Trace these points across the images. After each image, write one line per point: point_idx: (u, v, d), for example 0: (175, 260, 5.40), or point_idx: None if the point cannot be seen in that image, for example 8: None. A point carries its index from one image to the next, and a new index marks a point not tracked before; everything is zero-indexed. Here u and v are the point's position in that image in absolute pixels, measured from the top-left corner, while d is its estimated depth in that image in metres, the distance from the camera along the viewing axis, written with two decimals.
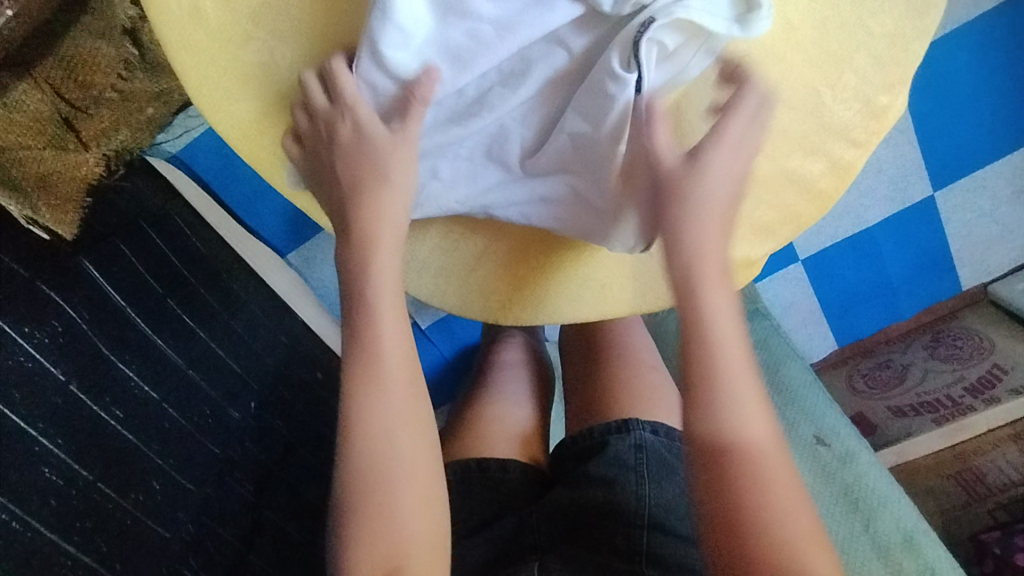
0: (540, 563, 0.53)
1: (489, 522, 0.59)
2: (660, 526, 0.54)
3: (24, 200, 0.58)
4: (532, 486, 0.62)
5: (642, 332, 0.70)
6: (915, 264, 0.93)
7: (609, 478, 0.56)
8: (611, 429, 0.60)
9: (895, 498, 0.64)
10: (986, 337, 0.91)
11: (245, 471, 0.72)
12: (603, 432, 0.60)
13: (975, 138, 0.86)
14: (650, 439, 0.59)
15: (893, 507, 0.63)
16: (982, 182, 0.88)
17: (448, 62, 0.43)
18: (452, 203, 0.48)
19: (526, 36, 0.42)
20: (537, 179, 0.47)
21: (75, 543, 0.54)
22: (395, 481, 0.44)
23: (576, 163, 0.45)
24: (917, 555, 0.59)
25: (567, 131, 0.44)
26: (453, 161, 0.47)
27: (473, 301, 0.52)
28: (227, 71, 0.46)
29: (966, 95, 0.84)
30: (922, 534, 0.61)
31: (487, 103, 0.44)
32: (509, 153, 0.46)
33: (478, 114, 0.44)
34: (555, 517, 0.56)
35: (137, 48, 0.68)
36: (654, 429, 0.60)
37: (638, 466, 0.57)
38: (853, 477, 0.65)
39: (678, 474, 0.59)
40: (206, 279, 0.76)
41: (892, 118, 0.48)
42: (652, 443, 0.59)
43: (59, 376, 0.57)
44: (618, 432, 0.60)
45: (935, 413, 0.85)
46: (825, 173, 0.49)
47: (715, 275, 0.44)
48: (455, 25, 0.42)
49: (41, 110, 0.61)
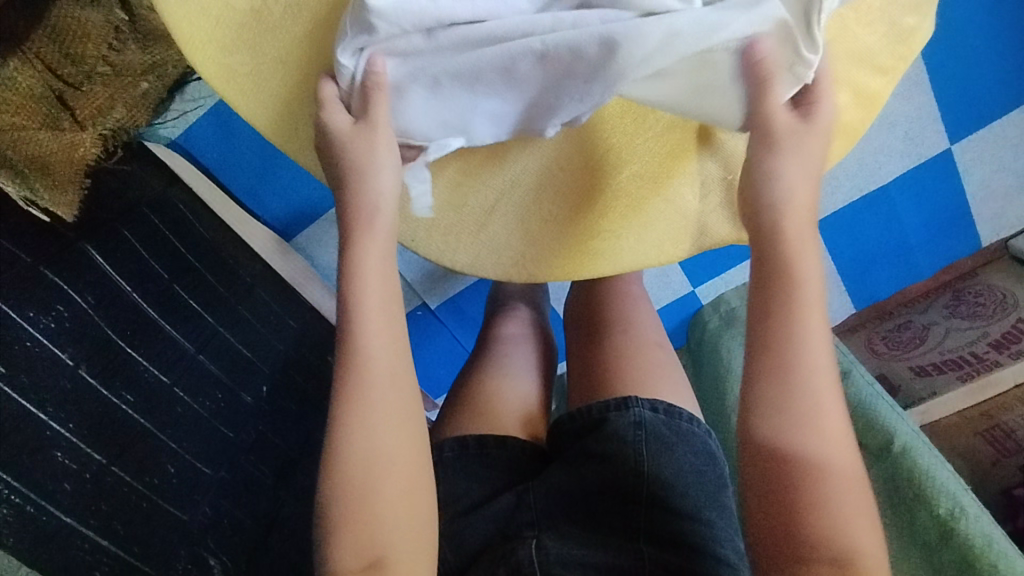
0: (538, 541, 0.52)
1: (485, 502, 0.56)
2: (661, 504, 0.53)
3: (23, 182, 0.57)
4: (530, 463, 0.60)
5: (648, 308, 0.68)
6: (932, 222, 0.90)
7: (608, 454, 0.55)
8: (609, 406, 0.58)
9: (939, 474, 0.60)
10: (1010, 292, 0.88)
11: (261, 454, 0.71)
12: (600, 409, 0.58)
13: (998, 86, 0.79)
14: (650, 417, 0.57)
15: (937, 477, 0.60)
16: (1000, 133, 0.82)
17: None
18: (484, 134, 0.46)
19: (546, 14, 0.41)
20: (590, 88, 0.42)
21: (92, 527, 0.53)
22: (378, 502, 0.41)
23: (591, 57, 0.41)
24: (953, 546, 0.56)
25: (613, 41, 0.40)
26: (465, 82, 0.43)
27: (482, 258, 0.50)
28: (220, 23, 0.44)
29: (986, 39, 0.76)
30: (964, 505, 0.58)
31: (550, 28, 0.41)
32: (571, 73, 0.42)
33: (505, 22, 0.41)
34: (554, 496, 0.55)
35: (127, 13, 0.66)
36: (653, 407, 0.58)
37: (637, 443, 0.56)
38: (893, 466, 0.64)
39: (678, 451, 0.57)
40: (210, 264, 0.75)
41: (920, 38, 0.45)
42: (652, 421, 0.57)
43: (68, 361, 0.56)
44: (617, 409, 0.57)
45: (959, 370, 0.83)
46: (849, 104, 0.46)
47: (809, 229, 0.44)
48: None
49: (33, 87, 0.59)
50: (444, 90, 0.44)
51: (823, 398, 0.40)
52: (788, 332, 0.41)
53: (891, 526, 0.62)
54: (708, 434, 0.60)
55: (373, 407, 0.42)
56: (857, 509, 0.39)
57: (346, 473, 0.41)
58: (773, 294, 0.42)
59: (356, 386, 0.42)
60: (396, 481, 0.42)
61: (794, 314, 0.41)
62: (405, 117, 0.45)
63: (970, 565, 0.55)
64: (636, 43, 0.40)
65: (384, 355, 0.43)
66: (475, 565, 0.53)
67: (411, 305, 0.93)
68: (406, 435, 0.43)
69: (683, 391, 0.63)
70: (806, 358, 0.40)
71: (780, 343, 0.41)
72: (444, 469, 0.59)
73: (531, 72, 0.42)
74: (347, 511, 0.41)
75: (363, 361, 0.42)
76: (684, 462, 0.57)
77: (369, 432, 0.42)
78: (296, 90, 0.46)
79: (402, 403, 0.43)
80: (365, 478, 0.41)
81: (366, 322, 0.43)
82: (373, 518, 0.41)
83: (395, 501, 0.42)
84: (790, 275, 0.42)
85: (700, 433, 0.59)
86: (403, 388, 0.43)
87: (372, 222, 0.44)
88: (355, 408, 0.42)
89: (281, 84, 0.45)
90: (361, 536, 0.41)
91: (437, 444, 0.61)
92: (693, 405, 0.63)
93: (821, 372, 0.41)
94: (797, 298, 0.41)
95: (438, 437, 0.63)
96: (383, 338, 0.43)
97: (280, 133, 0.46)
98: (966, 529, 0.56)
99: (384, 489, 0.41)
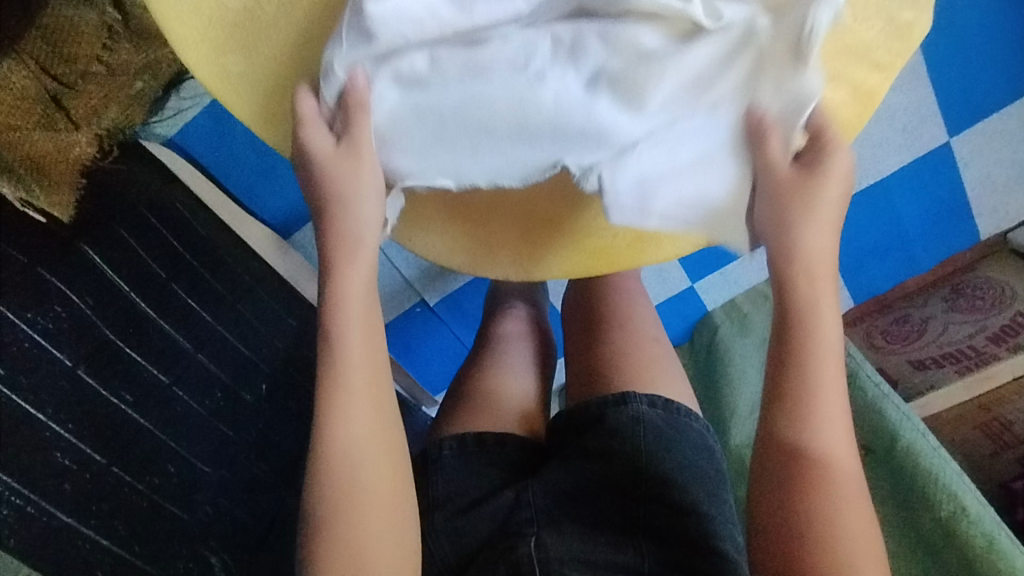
0: (538, 538, 0.51)
1: (484, 499, 0.56)
2: (658, 499, 0.54)
3: (17, 182, 0.58)
4: (528, 460, 0.60)
5: (646, 303, 0.68)
6: (931, 216, 0.90)
7: (605, 451, 0.56)
8: (607, 402, 0.58)
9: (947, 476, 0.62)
10: (1008, 286, 0.89)
11: (261, 453, 0.72)
12: (598, 405, 0.58)
13: (998, 79, 0.78)
14: (648, 413, 0.58)
15: (942, 475, 0.62)
16: (999, 126, 0.82)
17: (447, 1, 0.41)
18: (476, 180, 0.43)
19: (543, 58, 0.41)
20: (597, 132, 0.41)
21: (93, 527, 0.53)
22: (361, 510, 0.43)
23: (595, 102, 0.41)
24: (955, 548, 0.59)
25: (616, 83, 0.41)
26: (460, 121, 0.42)
27: (481, 257, 0.50)
28: (212, 21, 0.44)
29: (986, 31, 0.76)
30: (967, 506, 0.59)
31: (551, 74, 0.41)
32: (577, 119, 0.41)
33: (503, 51, 0.41)
34: (553, 494, 0.55)
35: (119, 12, 0.65)
36: (651, 402, 0.58)
37: (635, 438, 0.56)
38: (898, 470, 0.65)
39: (677, 447, 0.57)
40: (208, 263, 0.74)
41: (921, 33, 0.45)
42: (650, 417, 0.57)
43: (67, 362, 0.56)
44: (615, 404, 0.58)
45: (958, 364, 0.87)
46: (847, 101, 0.46)
47: (806, 227, 0.44)
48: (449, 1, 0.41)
49: (27, 87, 0.59)
50: (434, 126, 0.42)
51: (835, 424, 0.43)
52: (803, 359, 0.44)
53: (900, 527, 0.64)
54: (707, 430, 0.61)
55: (353, 413, 0.44)
56: (859, 530, 0.41)
57: (328, 480, 0.43)
58: (784, 322, 0.44)
59: (337, 390, 0.44)
60: (377, 490, 0.43)
61: (811, 343, 0.44)
62: (389, 146, 0.44)
63: (972, 565, 0.57)
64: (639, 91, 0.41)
65: (361, 376, 0.45)
66: (474, 562, 0.53)
67: (410, 302, 0.93)
68: (386, 443, 0.45)
69: (682, 386, 0.63)
70: (819, 385, 0.43)
71: (797, 369, 0.43)
72: (443, 466, 0.59)
73: (535, 118, 0.41)
74: (329, 518, 0.42)
75: (347, 367, 0.44)
76: (682, 456, 0.57)
77: (349, 439, 0.44)
78: (289, 90, 0.45)
79: (381, 410, 0.45)
80: (348, 486, 0.43)
81: (348, 344, 0.45)
82: (355, 524, 0.42)
83: (378, 509, 0.43)
84: (796, 296, 0.44)
85: (698, 427, 0.60)
86: (383, 395, 0.46)
87: (352, 238, 0.45)
88: (335, 416, 0.44)
89: (274, 84, 0.45)
90: (344, 543, 0.42)
91: (436, 442, 0.61)
92: (693, 400, 0.63)
93: (833, 398, 0.43)
94: (800, 321, 0.44)
95: (436, 435, 0.63)
96: (362, 356, 0.45)
97: (274, 133, 0.46)
98: (966, 531, 0.58)
99: (365, 496, 0.43)
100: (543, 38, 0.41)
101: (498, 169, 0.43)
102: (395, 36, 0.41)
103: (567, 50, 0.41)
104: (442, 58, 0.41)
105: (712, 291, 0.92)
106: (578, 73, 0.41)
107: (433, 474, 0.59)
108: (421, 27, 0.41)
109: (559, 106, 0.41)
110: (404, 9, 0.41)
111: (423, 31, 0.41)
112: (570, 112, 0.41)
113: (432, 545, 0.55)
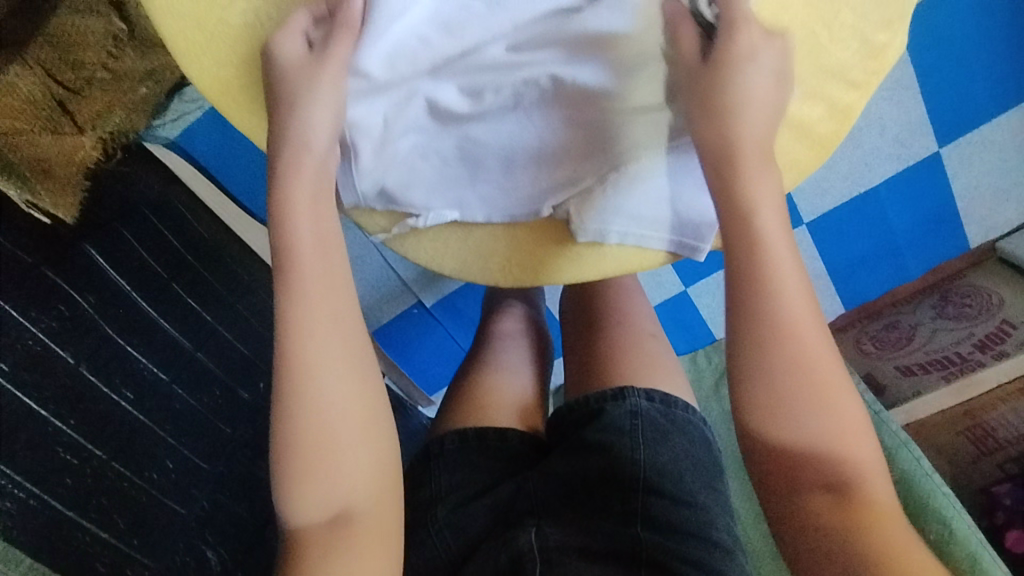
0: (539, 528, 0.53)
1: (487, 490, 0.58)
2: (655, 489, 0.54)
3: (23, 184, 0.60)
4: (528, 452, 0.62)
5: (642, 302, 0.69)
6: (922, 223, 0.91)
7: (604, 443, 0.57)
8: (606, 396, 0.60)
9: (939, 496, 0.63)
10: (995, 293, 0.92)
11: (258, 451, 0.73)
12: (598, 400, 0.60)
13: (981, 93, 0.80)
14: (645, 406, 0.59)
15: (937, 501, 0.63)
16: (985, 137, 0.83)
17: (438, 32, 0.43)
18: (475, 211, 0.49)
19: (528, 106, 0.46)
20: (570, 171, 0.48)
21: (93, 519, 0.55)
22: (338, 449, 0.41)
23: (568, 146, 0.47)
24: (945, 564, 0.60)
25: (588, 127, 0.47)
26: (457, 159, 0.48)
27: (471, 263, 0.51)
28: (214, 35, 0.46)
29: (969, 47, 0.77)
30: (953, 528, 0.61)
31: (531, 121, 0.47)
32: (551, 162, 0.48)
33: (493, 96, 0.46)
34: (553, 483, 0.56)
35: (125, 23, 0.66)
36: (649, 396, 0.60)
37: (633, 430, 0.57)
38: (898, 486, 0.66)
39: (675, 439, 0.59)
40: (208, 261, 0.75)
41: (894, 54, 0.46)
42: (648, 410, 0.59)
43: (70, 359, 0.58)
44: (614, 399, 0.59)
45: (945, 370, 0.89)
46: (824, 117, 0.47)
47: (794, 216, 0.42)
48: (439, 33, 0.43)
49: (34, 93, 0.62)
50: (434, 163, 0.48)
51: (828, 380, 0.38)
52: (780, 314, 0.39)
53: None
54: (703, 423, 0.63)
55: (321, 355, 0.42)
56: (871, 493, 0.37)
57: (302, 426, 0.41)
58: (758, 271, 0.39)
59: (301, 337, 0.42)
60: (350, 428, 0.42)
61: (780, 293, 0.39)
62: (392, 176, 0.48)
63: None
64: (603, 134, 0.47)
65: (321, 331, 0.42)
66: (476, 553, 0.54)
67: (407, 303, 0.94)
68: (357, 380, 0.43)
69: (677, 383, 0.64)
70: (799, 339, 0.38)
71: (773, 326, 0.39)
72: (445, 460, 0.60)
73: (521, 160, 0.48)
74: (303, 457, 0.41)
75: (309, 317, 0.42)
76: (680, 448, 0.58)
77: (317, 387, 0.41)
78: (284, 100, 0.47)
79: (345, 349, 0.43)
80: (321, 426, 0.41)
81: (305, 334, 0.42)
82: (333, 468, 0.41)
83: (353, 452, 0.42)
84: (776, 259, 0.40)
85: (696, 421, 0.61)
86: (342, 333, 0.43)
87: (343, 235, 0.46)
88: (303, 365, 0.41)
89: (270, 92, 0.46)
90: (323, 484, 0.41)
91: (437, 438, 0.62)
92: (689, 396, 0.65)
93: (817, 351, 0.39)
94: (781, 280, 0.39)
95: (437, 431, 0.65)
96: (322, 303, 0.43)
97: None
98: (953, 547, 0.60)
99: (340, 436, 0.41)
100: (530, 79, 0.45)
101: (493, 201, 0.49)
102: (391, 71, 0.44)
103: (549, 92, 0.45)
104: (441, 105, 0.46)
105: (704, 296, 0.93)
106: (556, 118, 0.47)
107: (435, 468, 0.60)
108: (416, 62, 0.44)
109: (538, 151, 0.47)
110: (397, 53, 0.44)
111: (416, 64, 0.44)
112: (548, 154, 0.48)
113: (433, 536, 0.56)
